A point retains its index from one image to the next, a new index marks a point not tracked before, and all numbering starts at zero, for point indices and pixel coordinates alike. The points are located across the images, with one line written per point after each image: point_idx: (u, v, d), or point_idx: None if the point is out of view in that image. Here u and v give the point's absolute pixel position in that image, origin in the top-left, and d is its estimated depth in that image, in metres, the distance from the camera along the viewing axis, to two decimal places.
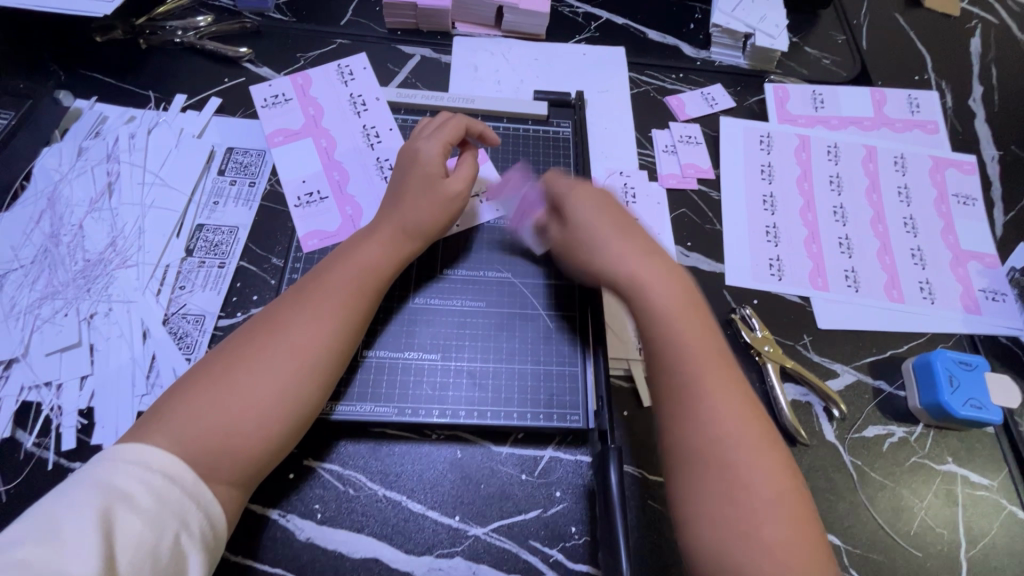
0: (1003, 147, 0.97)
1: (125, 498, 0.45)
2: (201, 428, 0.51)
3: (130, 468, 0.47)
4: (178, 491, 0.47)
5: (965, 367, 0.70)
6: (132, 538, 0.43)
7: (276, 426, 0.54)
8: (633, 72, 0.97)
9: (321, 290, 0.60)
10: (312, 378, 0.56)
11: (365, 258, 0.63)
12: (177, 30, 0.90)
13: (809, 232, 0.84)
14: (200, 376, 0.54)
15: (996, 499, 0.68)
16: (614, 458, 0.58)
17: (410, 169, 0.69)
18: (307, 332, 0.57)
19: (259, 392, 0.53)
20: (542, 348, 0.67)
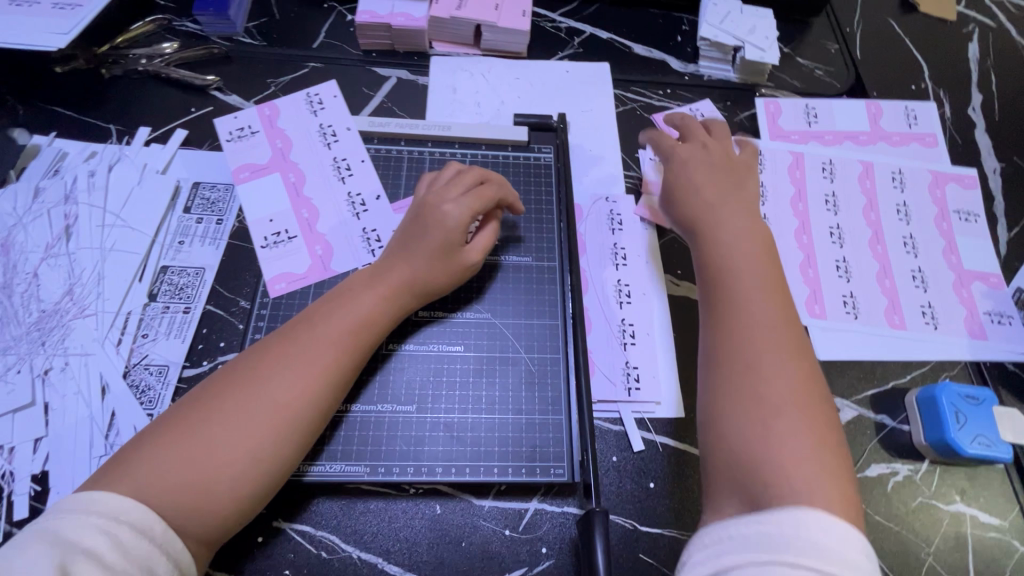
0: (1005, 159, 0.94)
1: (90, 552, 0.40)
2: (171, 481, 0.47)
3: (95, 519, 0.42)
4: (146, 544, 0.43)
5: (971, 401, 0.67)
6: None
7: (250, 485, 0.50)
8: (618, 90, 0.94)
9: (314, 336, 0.56)
10: (294, 436, 0.53)
11: (361, 304, 0.59)
12: (142, 57, 0.87)
13: (805, 256, 0.81)
14: (176, 421, 0.50)
15: (1008, 541, 0.64)
16: (599, 525, 0.54)
17: (428, 226, 0.63)
18: (295, 386, 0.53)
19: (237, 444, 0.50)
20: (524, 395, 0.63)
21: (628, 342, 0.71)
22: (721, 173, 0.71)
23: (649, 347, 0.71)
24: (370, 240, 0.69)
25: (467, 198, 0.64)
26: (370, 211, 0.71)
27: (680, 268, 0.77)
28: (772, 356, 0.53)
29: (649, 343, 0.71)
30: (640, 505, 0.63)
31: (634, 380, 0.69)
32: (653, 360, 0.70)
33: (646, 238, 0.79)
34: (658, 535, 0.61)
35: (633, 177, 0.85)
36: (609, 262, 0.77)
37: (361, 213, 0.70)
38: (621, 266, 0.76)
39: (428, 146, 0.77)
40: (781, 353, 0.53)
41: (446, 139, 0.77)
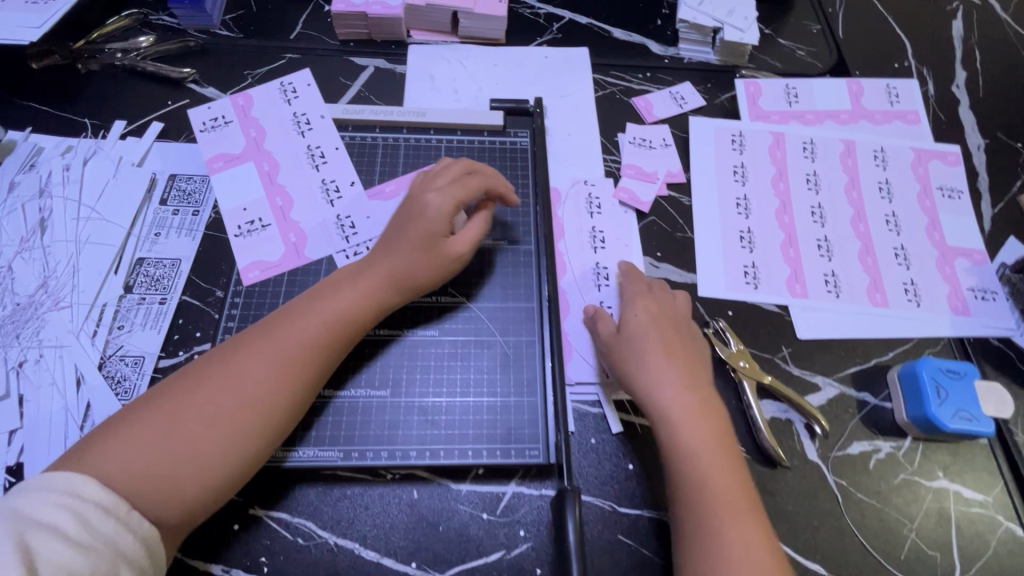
0: (989, 135, 0.93)
1: (53, 527, 0.41)
2: (141, 456, 0.48)
3: (56, 497, 0.43)
4: (110, 520, 0.44)
5: (953, 376, 0.65)
6: (60, 567, 0.40)
7: (217, 467, 0.50)
8: (597, 74, 0.93)
9: (293, 323, 0.57)
10: (264, 423, 0.53)
11: (341, 295, 0.59)
12: (118, 52, 0.87)
13: (786, 236, 0.80)
14: (157, 397, 0.52)
15: (992, 516, 0.64)
16: (572, 504, 0.54)
17: (416, 218, 0.63)
18: (268, 371, 0.54)
19: (206, 425, 0.51)
20: (499, 378, 0.63)
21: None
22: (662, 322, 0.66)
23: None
24: (344, 226, 0.69)
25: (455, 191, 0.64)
26: (344, 197, 0.71)
27: (658, 250, 0.78)
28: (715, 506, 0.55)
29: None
30: (619, 487, 0.62)
31: None
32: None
33: (626, 221, 0.79)
34: (636, 516, 0.61)
35: (613, 160, 0.85)
36: (588, 245, 0.76)
37: (336, 200, 0.70)
38: (601, 249, 0.76)
39: (403, 132, 0.76)
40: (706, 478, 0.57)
41: (421, 125, 0.77)
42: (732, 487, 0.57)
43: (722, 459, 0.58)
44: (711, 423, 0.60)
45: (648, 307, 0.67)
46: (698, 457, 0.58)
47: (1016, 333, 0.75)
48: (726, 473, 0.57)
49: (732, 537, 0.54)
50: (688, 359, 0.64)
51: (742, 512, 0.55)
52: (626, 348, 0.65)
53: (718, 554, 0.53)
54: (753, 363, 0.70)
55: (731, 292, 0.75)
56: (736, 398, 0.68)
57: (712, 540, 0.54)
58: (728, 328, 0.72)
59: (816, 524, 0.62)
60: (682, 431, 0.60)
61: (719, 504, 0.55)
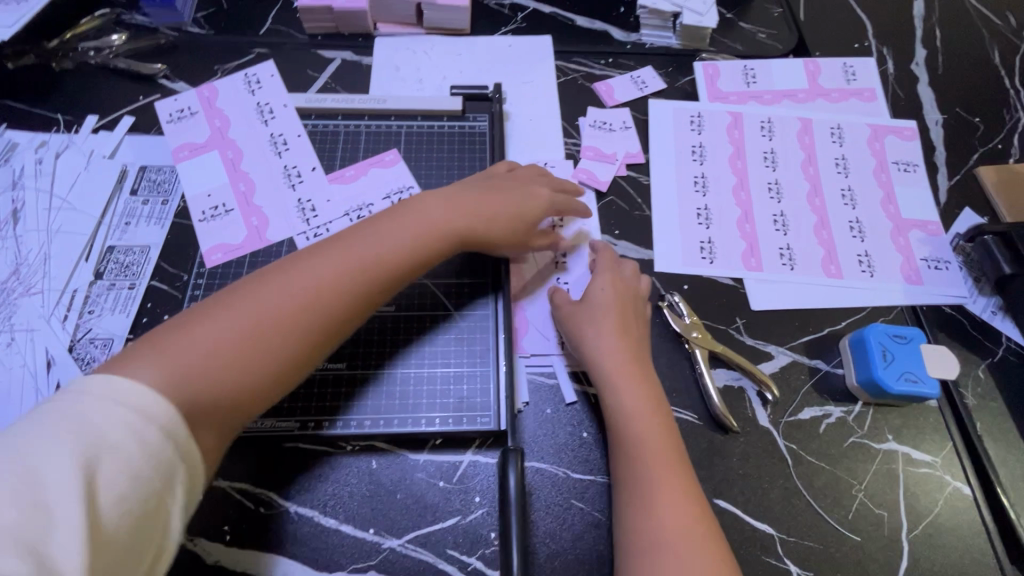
0: (948, 110, 0.94)
1: (116, 453, 0.40)
2: (193, 356, 0.49)
3: (123, 414, 0.42)
4: (169, 446, 0.42)
5: (899, 340, 0.67)
6: (118, 494, 0.39)
7: (260, 378, 0.51)
8: (559, 61, 0.95)
9: (341, 252, 0.59)
10: (309, 342, 0.54)
11: (386, 233, 0.61)
12: (91, 50, 0.89)
13: (742, 212, 0.82)
14: (211, 305, 0.53)
15: (939, 476, 0.65)
16: (512, 461, 0.58)
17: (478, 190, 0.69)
18: (318, 290, 0.55)
19: (257, 334, 0.52)
20: (453, 350, 0.67)
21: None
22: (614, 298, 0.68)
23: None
24: (304, 208, 0.73)
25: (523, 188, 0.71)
26: (305, 181, 0.74)
27: (616, 228, 0.79)
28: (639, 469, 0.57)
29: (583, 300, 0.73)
30: (572, 454, 0.64)
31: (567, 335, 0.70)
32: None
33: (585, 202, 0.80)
34: (587, 482, 0.63)
35: (573, 143, 0.86)
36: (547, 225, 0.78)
37: (297, 184, 0.74)
38: (559, 229, 0.78)
39: (364, 119, 0.79)
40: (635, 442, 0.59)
41: (382, 112, 0.79)
42: (668, 456, 0.58)
43: (658, 431, 0.60)
44: (652, 395, 0.62)
45: (611, 283, 0.69)
46: (634, 427, 0.60)
47: (969, 301, 0.77)
48: (660, 443, 0.59)
49: (657, 503, 0.55)
50: (636, 336, 0.66)
51: (669, 475, 0.56)
52: (589, 320, 0.67)
53: (642, 517, 0.55)
54: (706, 333, 0.71)
55: (686, 266, 0.77)
56: (690, 367, 0.70)
57: (640, 507, 0.55)
58: (682, 301, 0.73)
59: (767, 487, 0.64)
60: (625, 399, 0.61)
61: (649, 471, 0.57)
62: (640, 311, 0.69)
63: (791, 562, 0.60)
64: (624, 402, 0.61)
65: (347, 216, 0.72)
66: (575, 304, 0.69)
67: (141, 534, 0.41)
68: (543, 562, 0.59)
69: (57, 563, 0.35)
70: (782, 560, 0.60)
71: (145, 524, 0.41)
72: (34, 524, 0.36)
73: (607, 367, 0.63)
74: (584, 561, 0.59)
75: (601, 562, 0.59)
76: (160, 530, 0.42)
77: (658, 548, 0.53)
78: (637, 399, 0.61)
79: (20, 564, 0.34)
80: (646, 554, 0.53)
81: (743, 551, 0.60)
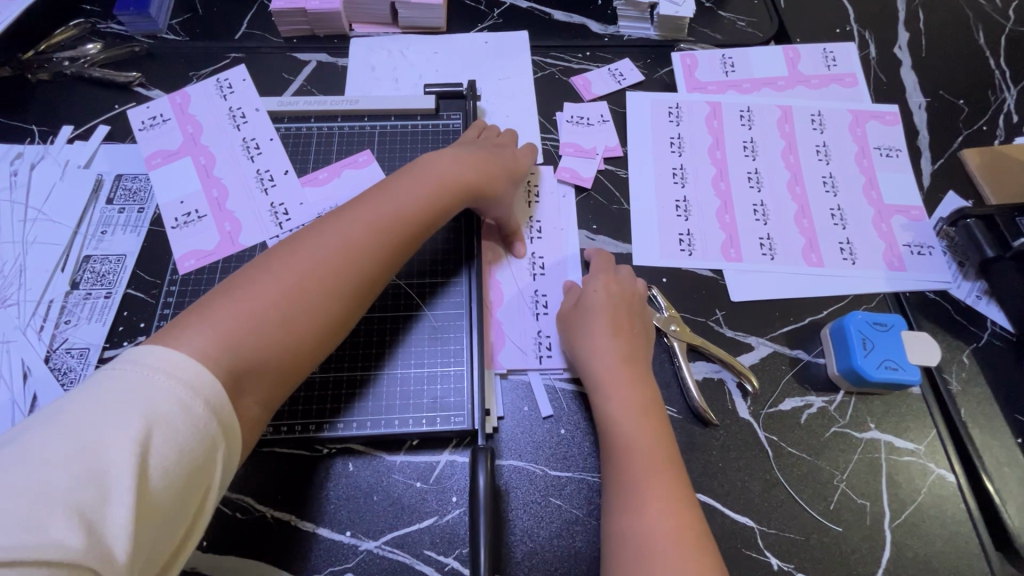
0: (931, 94, 0.92)
1: (168, 427, 0.39)
2: (240, 322, 0.48)
3: (172, 388, 0.41)
4: (213, 421, 0.42)
5: (879, 327, 0.66)
6: (170, 464, 0.39)
7: (310, 338, 0.52)
8: (537, 56, 0.93)
9: (366, 213, 0.59)
10: (349, 302, 0.55)
11: (405, 192, 0.62)
12: (66, 60, 0.88)
13: (722, 203, 0.81)
14: (244, 275, 0.52)
15: (923, 464, 0.65)
16: (483, 461, 0.58)
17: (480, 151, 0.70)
18: (352, 250, 0.56)
19: (302, 295, 0.52)
20: (427, 350, 0.66)
21: (541, 311, 0.71)
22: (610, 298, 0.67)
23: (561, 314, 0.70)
24: (278, 213, 0.74)
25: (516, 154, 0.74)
26: (278, 185, 0.75)
27: (594, 223, 0.78)
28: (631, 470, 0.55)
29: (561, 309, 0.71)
30: (550, 451, 0.64)
31: (546, 348, 0.69)
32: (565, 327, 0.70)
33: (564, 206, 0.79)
34: (565, 478, 0.62)
35: (552, 138, 0.85)
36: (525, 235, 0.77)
37: (270, 188, 0.75)
38: (536, 238, 0.76)
39: (338, 120, 0.80)
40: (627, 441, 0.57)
41: (355, 113, 0.80)
42: (654, 455, 0.56)
43: (647, 433, 0.58)
44: (644, 397, 0.60)
45: (607, 285, 0.68)
46: (622, 432, 0.58)
47: (952, 286, 0.76)
48: (651, 443, 0.57)
49: (642, 503, 0.53)
50: (631, 335, 0.65)
51: (659, 473, 0.55)
52: (584, 322, 0.65)
53: (627, 520, 0.53)
54: (685, 326, 0.71)
55: (665, 259, 0.76)
56: (668, 360, 0.69)
57: (626, 510, 0.53)
58: (661, 293, 0.73)
59: (747, 479, 0.63)
60: (615, 402, 0.60)
61: (635, 473, 0.55)
62: (638, 315, 0.67)
63: (772, 555, 0.60)
64: (614, 401, 0.60)
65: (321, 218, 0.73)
66: (573, 307, 0.68)
67: (180, 511, 0.40)
68: (520, 560, 0.59)
69: (107, 537, 0.35)
70: (762, 553, 0.60)
71: (186, 500, 0.40)
72: (89, 492, 0.36)
73: (602, 366, 0.62)
74: (563, 558, 0.59)
75: (580, 559, 0.59)
76: (196, 506, 0.42)
77: (644, 551, 0.51)
78: (627, 400, 0.60)
79: (77, 534, 0.34)
80: (631, 556, 0.51)
81: (723, 545, 0.60)
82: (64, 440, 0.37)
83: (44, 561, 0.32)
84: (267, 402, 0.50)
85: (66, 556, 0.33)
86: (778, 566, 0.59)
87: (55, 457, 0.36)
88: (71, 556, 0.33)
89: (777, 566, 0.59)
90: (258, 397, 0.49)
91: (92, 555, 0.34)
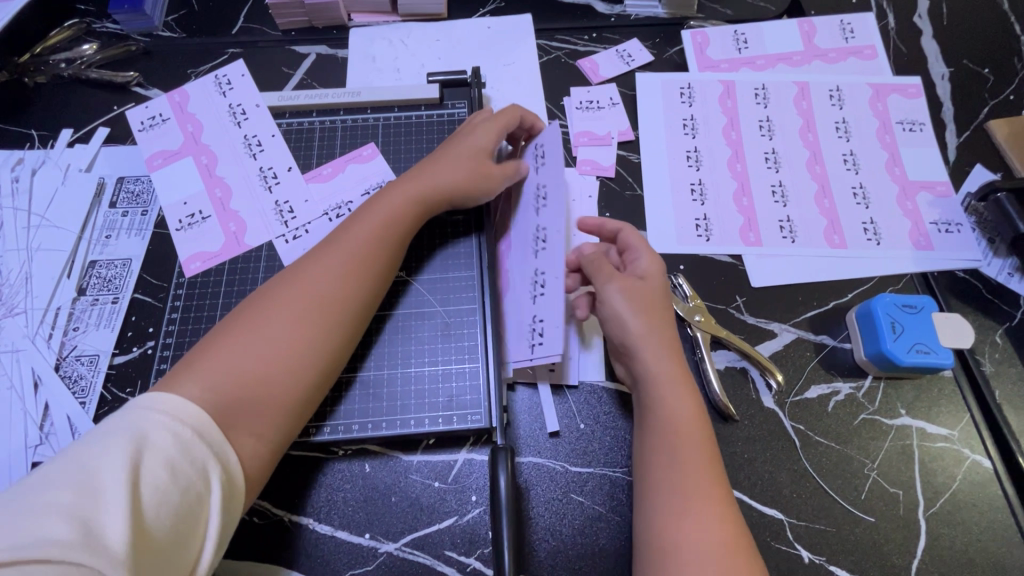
0: (955, 63, 0.88)
1: (158, 449, 0.41)
2: (233, 373, 0.49)
3: (159, 418, 0.43)
4: (203, 446, 0.44)
5: (909, 310, 0.64)
6: (161, 485, 0.40)
7: (308, 376, 0.52)
8: (542, 39, 0.90)
9: (342, 246, 0.58)
10: (338, 326, 0.55)
11: (379, 217, 0.61)
12: (63, 62, 0.86)
13: (739, 185, 0.78)
14: (226, 328, 0.52)
15: (957, 450, 0.62)
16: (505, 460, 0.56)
17: (452, 150, 0.67)
18: (334, 284, 0.56)
19: (292, 338, 0.52)
20: (440, 347, 0.65)
21: (539, 293, 0.61)
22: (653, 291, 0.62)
23: (557, 292, 0.59)
24: (282, 211, 0.72)
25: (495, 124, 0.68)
26: (282, 183, 0.74)
27: (607, 211, 0.76)
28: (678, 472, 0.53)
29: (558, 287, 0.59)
30: (570, 448, 0.62)
31: (538, 336, 0.60)
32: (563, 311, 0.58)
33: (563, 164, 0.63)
34: (587, 475, 0.61)
35: (560, 125, 0.82)
36: (533, 202, 0.65)
37: (274, 186, 0.73)
38: (540, 207, 0.64)
39: (340, 114, 0.78)
40: (678, 443, 0.54)
41: (357, 105, 0.78)
42: (701, 457, 0.54)
43: (700, 434, 0.55)
44: (695, 398, 0.57)
45: (651, 261, 0.63)
46: (671, 435, 0.55)
47: (983, 264, 0.73)
48: (698, 440, 0.55)
49: (687, 505, 0.51)
50: (669, 319, 0.61)
51: (704, 476, 0.53)
52: (627, 294, 0.61)
53: (667, 520, 0.51)
54: (710, 317, 0.68)
55: (682, 246, 0.74)
56: (690, 351, 0.67)
57: (670, 512, 0.51)
58: (684, 281, 0.71)
59: (774, 471, 0.61)
60: (672, 401, 0.56)
61: (682, 476, 0.53)
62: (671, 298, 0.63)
63: (802, 548, 0.58)
64: (665, 397, 0.57)
65: (326, 215, 0.72)
66: (614, 275, 0.62)
67: (184, 526, 0.41)
68: (543, 559, 0.57)
69: (102, 541, 0.36)
70: (792, 545, 0.58)
71: (187, 515, 0.41)
72: (86, 505, 0.37)
73: (652, 361, 0.58)
74: (587, 556, 0.58)
75: (605, 556, 0.57)
76: (203, 525, 0.42)
77: (684, 555, 0.49)
78: (679, 401, 0.56)
79: (71, 536, 0.36)
80: (672, 559, 0.49)
81: (752, 538, 0.58)
82: (68, 464, 0.40)
83: (42, 558, 0.34)
84: (279, 443, 0.51)
85: (60, 552, 0.35)
86: (810, 559, 0.57)
87: (58, 477, 0.39)
88: (65, 553, 0.35)
89: (809, 559, 0.57)
90: (267, 439, 0.50)
91: (85, 554, 0.35)
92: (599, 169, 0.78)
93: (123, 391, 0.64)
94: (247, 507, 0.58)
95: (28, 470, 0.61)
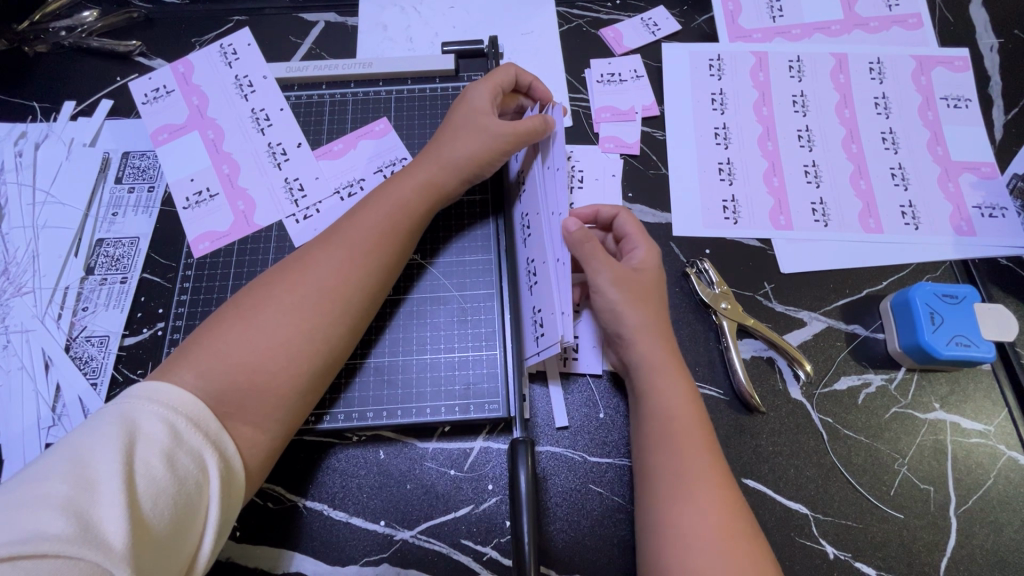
0: (1005, 33, 0.82)
1: (151, 439, 0.40)
2: (230, 364, 0.47)
3: (151, 406, 0.42)
4: (199, 435, 0.43)
5: (949, 300, 0.61)
6: (151, 477, 0.39)
7: (308, 366, 0.50)
8: (562, 6, 0.84)
9: (344, 233, 0.56)
10: (337, 311, 0.52)
11: (388, 202, 0.58)
12: (63, 30, 0.82)
13: (769, 163, 0.74)
14: (221, 317, 0.50)
15: (993, 447, 0.60)
16: (523, 454, 0.54)
17: (462, 121, 0.62)
18: (335, 274, 0.53)
19: (290, 328, 0.50)
20: (456, 334, 0.63)
21: (534, 283, 0.60)
22: (642, 285, 0.59)
23: (547, 282, 0.56)
24: (293, 188, 0.69)
25: (496, 93, 0.64)
26: (291, 159, 0.71)
27: (631, 191, 0.73)
28: (674, 461, 0.51)
29: (546, 274, 0.57)
30: (588, 437, 0.61)
31: (539, 327, 0.57)
32: (550, 298, 0.55)
33: (560, 132, 0.57)
34: (606, 465, 0.59)
35: (581, 99, 0.78)
36: (540, 184, 0.59)
37: (283, 163, 0.71)
38: (525, 195, 0.63)
39: (350, 86, 0.74)
40: (684, 433, 0.52)
41: (369, 78, 0.74)
42: (705, 447, 0.52)
43: (698, 424, 0.53)
44: (689, 386, 0.56)
45: (648, 254, 0.60)
46: (675, 420, 0.53)
47: None
48: (698, 429, 0.53)
49: (689, 488, 0.50)
50: (662, 312, 0.59)
51: (710, 467, 0.51)
52: (619, 283, 0.58)
53: (669, 504, 0.49)
54: (736, 304, 0.65)
55: (708, 228, 0.70)
56: (715, 340, 0.65)
57: (666, 496, 0.50)
58: (711, 268, 0.67)
59: (800, 465, 0.59)
60: (665, 389, 0.55)
61: (680, 461, 0.51)
62: (663, 292, 0.60)
63: (827, 543, 0.56)
64: (664, 386, 0.55)
65: (337, 194, 0.69)
66: (609, 261, 0.58)
67: (183, 518, 0.40)
68: (561, 549, 0.57)
69: (101, 534, 0.35)
70: (818, 541, 0.57)
71: (185, 505, 0.40)
72: (82, 499, 0.36)
73: (647, 352, 0.56)
74: (604, 547, 0.56)
75: (622, 547, 0.56)
76: (201, 517, 0.41)
77: (686, 539, 0.48)
78: (674, 387, 0.55)
79: (68, 530, 0.34)
80: (675, 544, 0.48)
81: (777, 534, 0.57)
82: (61, 456, 0.39)
83: (40, 553, 0.33)
84: (280, 432, 0.50)
85: (59, 547, 0.34)
86: (834, 555, 0.56)
87: (51, 470, 0.37)
88: (64, 548, 0.34)
89: (833, 555, 0.56)
90: (268, 428, 0.49)
91: (87, 549, 0.34)
92: (620, 147, 0.74)
93: (134, 373, 0.64)
94: (260, 492, 0.57)
95: (42, 450, 0.61)
